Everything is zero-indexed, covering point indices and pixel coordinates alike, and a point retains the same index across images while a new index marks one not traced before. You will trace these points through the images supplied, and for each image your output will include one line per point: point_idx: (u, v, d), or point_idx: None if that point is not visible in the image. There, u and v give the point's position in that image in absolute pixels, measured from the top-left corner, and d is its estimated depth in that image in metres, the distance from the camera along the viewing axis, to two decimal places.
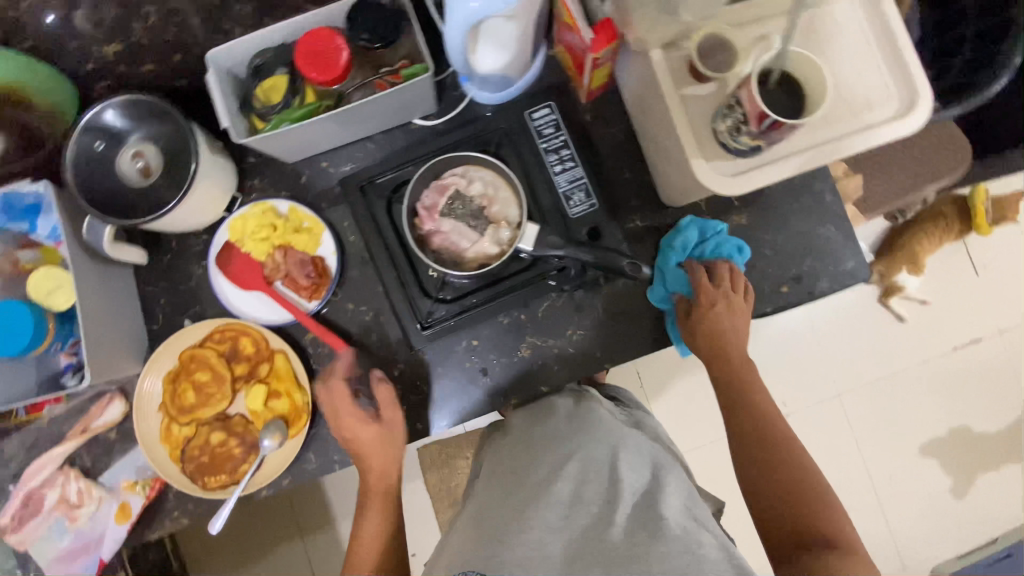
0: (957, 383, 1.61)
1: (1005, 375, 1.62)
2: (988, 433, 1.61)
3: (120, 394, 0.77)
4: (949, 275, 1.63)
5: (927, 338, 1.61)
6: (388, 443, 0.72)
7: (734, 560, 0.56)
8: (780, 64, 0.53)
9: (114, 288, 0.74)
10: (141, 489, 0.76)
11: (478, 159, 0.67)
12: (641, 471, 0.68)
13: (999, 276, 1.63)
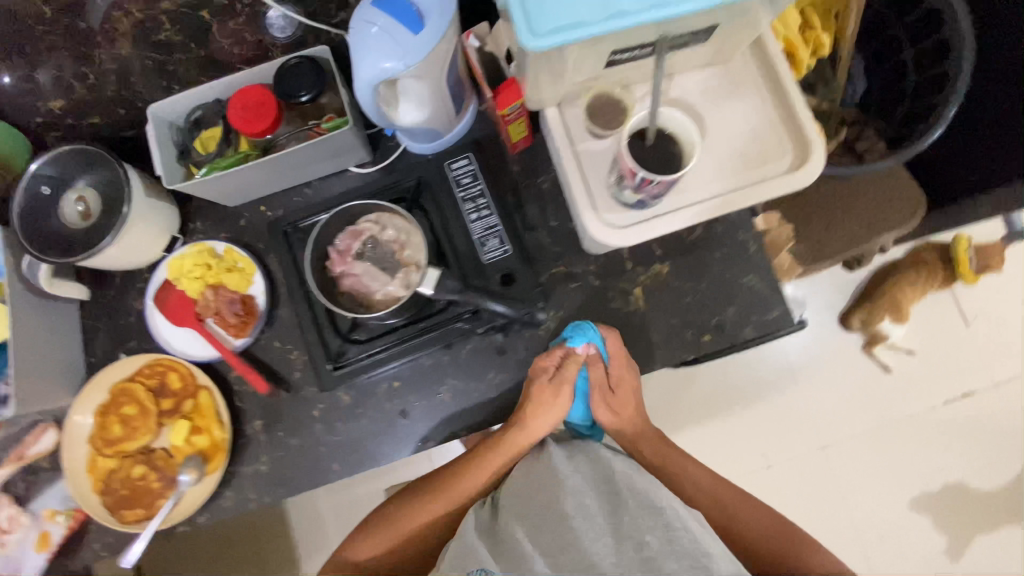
0: (950, 439, 1.53)
1: (1003, 430, 1.53)
2: (987, 492, 1.51)
3: (54, 424, 0.80)
4: (938, 325, 1.57)
5: (916, 389, 1.55)
6: (556, 411, 0.78)
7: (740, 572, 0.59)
8: (653, 124, 0.56)
9: (53, 322, 0.77)
10: (62, 519, 0.79)
11: (391, 208, 0.70)
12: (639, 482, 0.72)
13: (995, 326, 1.56)
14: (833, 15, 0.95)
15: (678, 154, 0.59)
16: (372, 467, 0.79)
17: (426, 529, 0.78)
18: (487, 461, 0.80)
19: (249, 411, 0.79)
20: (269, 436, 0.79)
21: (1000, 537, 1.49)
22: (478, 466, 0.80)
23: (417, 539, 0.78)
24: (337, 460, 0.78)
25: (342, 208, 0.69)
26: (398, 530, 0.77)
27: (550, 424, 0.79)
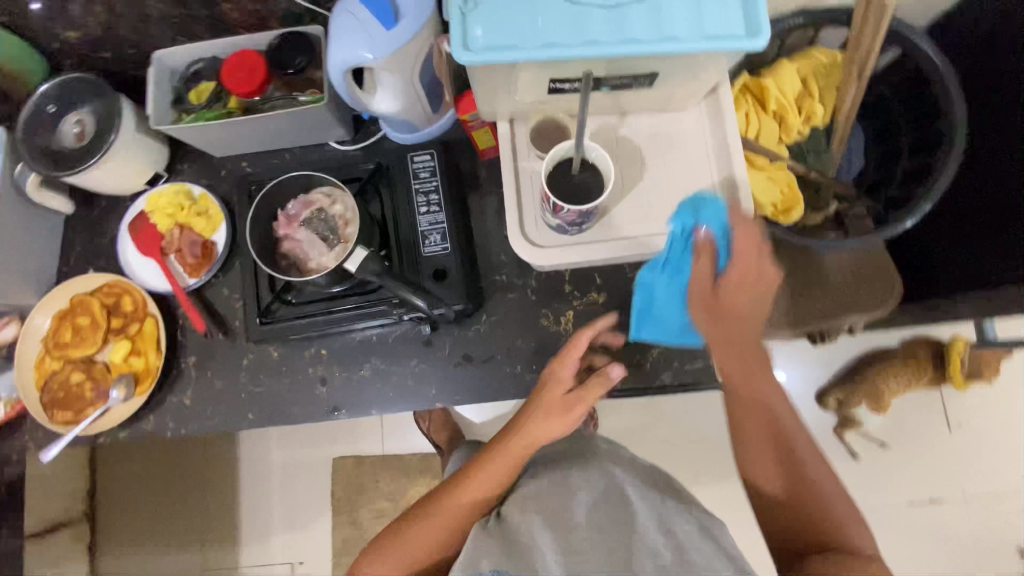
0: (904, 541, 1.47)
1: (959, 544, 1.47)
2: None
3: (17, 319, 0.84)
4: (916, 422, 1.51)
5: (879, 482, 1.49)
6: (565, 418, 0.73)
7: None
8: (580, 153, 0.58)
9: (35, 227, 0.85)
10: (5, 404, 0.86)
11: (342, 185, 0.74)
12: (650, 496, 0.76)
13: (976, 437, 1.50)
14: (834, 88, 0.96)
15: (596, 187, 0.60)
16: (285, 425, 0.83)
17: (423, 557, 0.72)
18: (484, 473, 0.75)
19: (188, 345, 0.85)
20: (199, 373, 0.84)
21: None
22: (476, 483, 0.75)
23: (414, 564, 0.72)
24: (253, 410, 0.82)
25: (295, 175, 0.74)
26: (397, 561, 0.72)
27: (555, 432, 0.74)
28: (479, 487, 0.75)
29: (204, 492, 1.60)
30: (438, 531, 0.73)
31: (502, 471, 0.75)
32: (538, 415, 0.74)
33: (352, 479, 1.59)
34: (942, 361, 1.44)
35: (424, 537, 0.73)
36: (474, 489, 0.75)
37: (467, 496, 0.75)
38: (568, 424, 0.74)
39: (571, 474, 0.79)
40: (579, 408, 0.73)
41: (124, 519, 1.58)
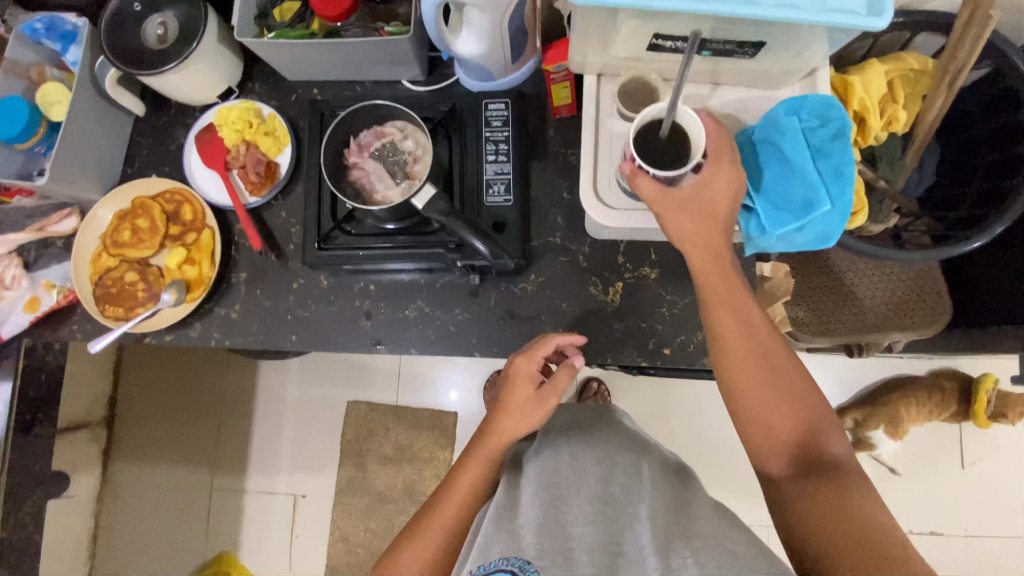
0: None
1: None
2: None
3: (78, 212, 0.88)
4: (931, 453, 1.48)
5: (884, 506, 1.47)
6: (536, 411, 0.72)
7: (768, 558, 0.60)
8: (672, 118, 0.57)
9: (107, 124, 0.86)
10: (56, 292, 0.86)
11: (417, 122, 0.74)
12: (664, 479, 0.75)
13: (986, 477, 1.48)
14: (920, 96, 0.92)
15: (685, 152, 0.59)
16: (325, 353, 0.84)
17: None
18: (465, 475, 0.71)
19: (239, 262, 0.86)
20: (248, 290, 0.86)
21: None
22: (461, 487, 0.71)
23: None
24: (295, 333, 0.84)
25: (375, 103, 0.73)
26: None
27: (523, 428, 0.72)
28: (463, 492, 0.70)
29: (220, 415, 1.67)
30: (432, 552, 0.67)
31: (483, 468, 0.71)
32: (510, 410, 0.72)
33: (363, 423, 1.63)
34: (967, 398, 1.42)
35: (415, 557, 0.67)
36: (460, 499, 0.70)
37: (448, 511, 0.69)
38: (540, 417, 0.72)
39: (587, 452, 0.77)
40: (549, 403, 0.72)
41: None
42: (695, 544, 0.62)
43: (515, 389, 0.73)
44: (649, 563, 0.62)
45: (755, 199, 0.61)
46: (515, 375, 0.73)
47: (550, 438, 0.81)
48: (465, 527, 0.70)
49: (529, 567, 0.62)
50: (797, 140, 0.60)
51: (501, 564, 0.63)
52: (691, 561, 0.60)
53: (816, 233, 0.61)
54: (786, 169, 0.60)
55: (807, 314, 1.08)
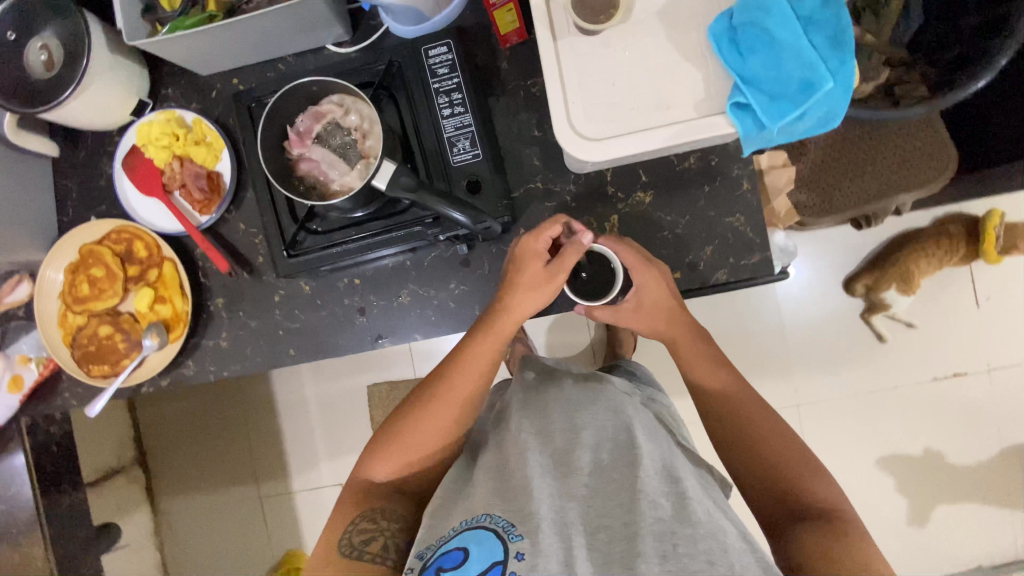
0: (940, 414, 1.45)
1: (999, 413, 1.44)
2: (966, 467, 1.44)
3: (29, 276, 0.81)
4: (956, 299, 1.45)
5: (915, 362, 1.46)
6: (545, 291, 0.70)
7: (758, 557, 0.52)
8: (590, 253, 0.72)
9: (23, 175, 0.77)
10: (36, 366, 0.81)
11: (355, 91, 0.65)
12: (659, 443, 0.64)
13: (1015, 309, 1.44)
14: None
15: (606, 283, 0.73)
16: (327, 358, 0.80)
17: (434, 444, 0.72)
18: (474, 358, 0.71)
19: (212, 287, 0.80)
20: (229, 315, 0.80)
21: (962, 513, 1.44)
22: (469, 368, 0.71)
23: (430, 448, 0.72)
24: (291, 346, 0.80)
25: (302, 82, 0.64)
26: (408, 450, 0.71)
27: (535, 305, 0.70)
28: (472, 369, 0.71)
29: (248, 428, 1.64)
30: (444, 421, 0.71)
31: (494, 347, 0.71)
32: (517, 290, 0.70)
33: (389, 402, 1.58)
34: (974, 236, 1.38)
35: (426, 426, 0.71)
36: (468, 378, 0.71)
37: (463, 382, 0.71)
38: (548, 298, 0.71)
39: (580, 415, 0.68)
40: (557, 280, 0.70)
41: (175, 460, 1.62)
42: (682, 530, 0.53)
43: (529, 262, 0.70)
44: (640, 543, 0.53)
45: (746, 92, 0.54)
46: (523, 255, 0.70)
47: (540, 401, 0.73)
48: (475, 400, 0.73)
49: (512, 530, 0.56)
50: (783, 15, 0.53)
51: (484, 520, 0.58)
52: (680, 551, 0.51)
53: (818, 116, 0.55)
54: (776, 51, 0.53)
55: (796, 198, 1.06)
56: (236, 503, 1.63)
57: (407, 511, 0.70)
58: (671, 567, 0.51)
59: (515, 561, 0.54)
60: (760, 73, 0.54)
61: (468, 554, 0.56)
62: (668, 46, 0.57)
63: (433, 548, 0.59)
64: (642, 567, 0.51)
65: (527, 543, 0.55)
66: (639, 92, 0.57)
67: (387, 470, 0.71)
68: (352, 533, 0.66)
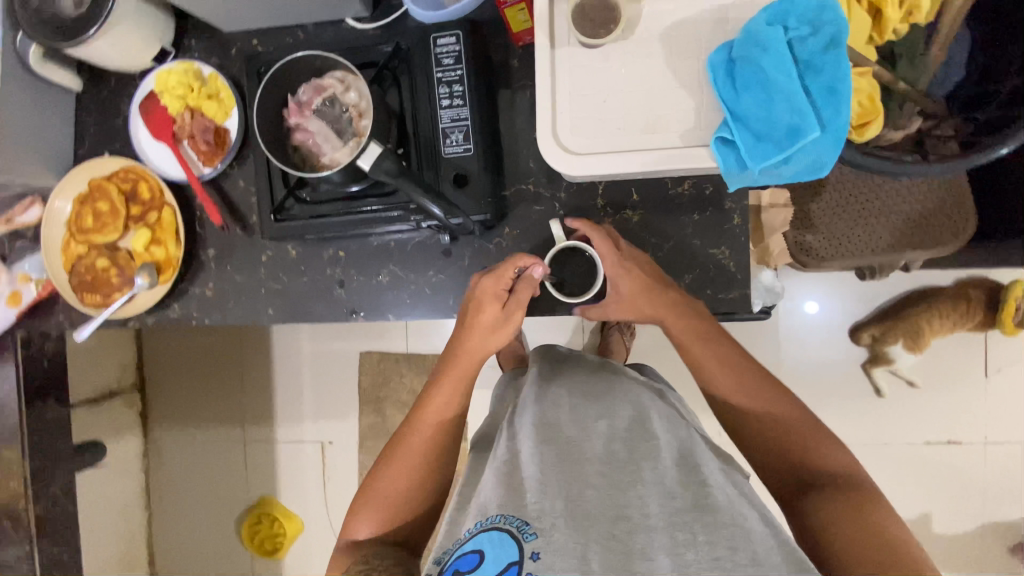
0: (926, 480, 1.41)
1: (990, 490, 1.39)
2: (944, 538, 1.40)
3: (40, 200, 0.85)
4: (967, 366, 1.39)
5: (910, 423, 1.41)
6: (504, 331, 0.72)
7: (782, 540, 0.53)
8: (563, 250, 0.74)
9: (47, 105, 0.81)
10: (35, 285, 0.87)
11: (355, 70, 0.66)
12: (676, 432, 0.66)
13: None
14: None
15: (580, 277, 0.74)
16: (304, 322, 0.83)
17: (414, 492, 0.70)
18: (439, 396, 0.72)
19: (206, 238, 0.84)
20: (219, 266, 0.83)
21: None
22: (430, 412, 0.72)
23: (410, 498, 0.70)
24: (271, 306, 0.83)
25: (306, 55, 0.66)
26: (387, 503, 0.69)
27: (495, 342, 0.72)
28: (437, 411, 0.72)
29: (241, 375, 1.65)
30: (415, 464, 0.70)
31: (456, 387, 0.72)
32: (474, 330, 0.72)
33: (377, 371, 1.58)
34: (993, 305, 1.32)
35: (401, 474, 0.70)
36: (432, 420, 0.72)
37: (430, 423, 0.72)
38: (507, 336, 0.73)
39: (592, 409, 0.68)
40: (513, 320, 0.71)
41: (170, 392, 1.66)
42: (707, 518, 0.55)
43: (490, 303, 0.71)
44: (657, 535, 0.54)
45: (732, 129, 0.53)
46: (481, 297, 0.71)
47: (550, 389, 0.74)
48: (446, 437, 0.72)
49: (527, 529, 0.55)
50: (781, 55, 0.51)
51: (498, 521, 0.56)
52: (700, 538, 0.53)
53: (804, 163, 0.53)
54: (769, 92, 0.52)
55: (799, 239, 1.04)
56: (218, 443, 1.65)
57: (398, 553, 0.65)
58: (692, 556, 0.52)
59: (532, 561, 0.52)
60: (748, 112, 0.53)
61: (485, 556, 0.54)
62: (665, 69, 0.56)
63: (448, 553, 0.57)
64: (660, 558, 0.52)
65: (544, 542, 0.54)
66: (630, 111, 0.57)
67: (370, 527, 0.69)
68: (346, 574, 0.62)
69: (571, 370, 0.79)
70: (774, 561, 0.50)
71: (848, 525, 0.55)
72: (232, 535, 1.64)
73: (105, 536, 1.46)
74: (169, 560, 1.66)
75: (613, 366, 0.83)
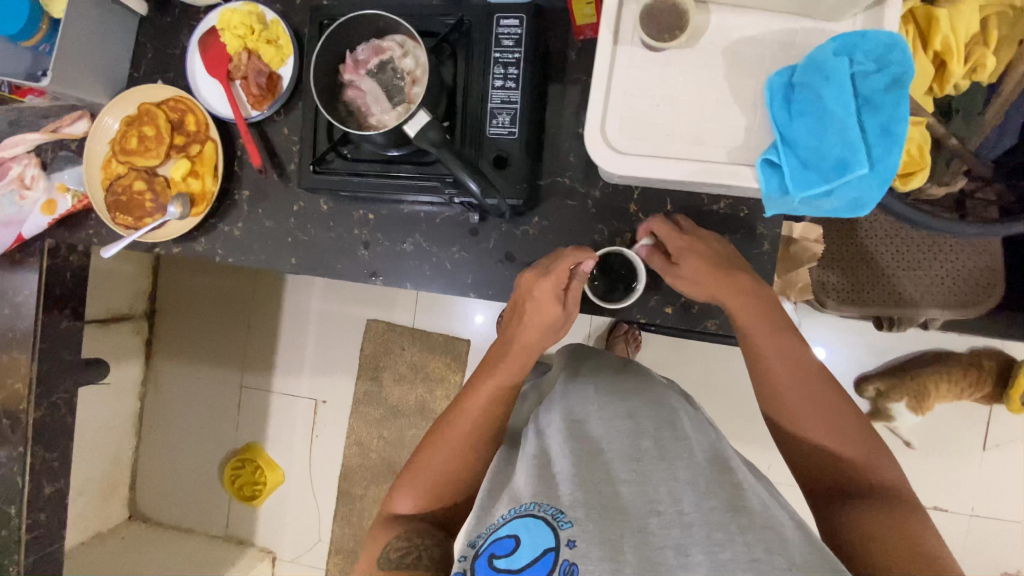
0: None
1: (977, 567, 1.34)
2: None
3: (89, 115, 0.88)
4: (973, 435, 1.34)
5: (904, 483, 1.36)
6: (560, 327, 0.74)
7: (818, 546, 0.52)
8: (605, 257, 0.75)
9: (112, 25, 0.83)
10: (71, 197, 0.88)
11: (416, 36, 0.67)
12: (706, 437, 0.67)
13: None
14: (1017, 42, 0.78)
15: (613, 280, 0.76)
16: (323, 277, 0.84)
17: (457, 479, 0.69)
18: (487, 384, 0.72)
19: (243, 179, 0.85)
20: (250, 208, 0.85)
21: None
22: (474, 402, 0.71)
23: (455, 483, 0.69)
24: (294, 256, 0.84)
25: (372, 14, 0.67)
26: (430, 487, 0.68)
27: (547, 334, 0.73)
28: (486, 401, 0.71)
29: (247, 320, 1.66)
30: (458, 453, 0.69)
31: (504, 379, 0.72)
32: (533, 326, 0.72)
33: (380, 340, 1.59)
34: (1004, 378, 1.29)
35: (444, 455, 0.69)
36: (477, 410, 0.71)
37: (473, 412, 0.71)
38: (561, 331, 0.75)
39: (620, 406, 0.70)
40: (569, 316, 0.74)
41: (176, 327, 1.69)
42: (740, 519, 0.55)
43: (555, 299, 0.71)
44: (693, 531, 0.55)
45: (779, 153, 0.53)
46: (540, 298, 0.71)
47: (578, 382, 0.76)
48: (493, 427, 0.71)
49: (563, 517, 0.57)
50: (843, 87, 0.51)
51: (533, 508, 0.58)
52: (736, 539, 0.53)
53: (846, 199, 0.53)
54: (825, 122, 0.52)
55: (820, 276, 1.03)
56: (215, 384, 1.67)
57: (438, 534, 0.66)
58: (729, 554, 0.52)
59: (569, 548, 0.55)
60: (799, 139, 0.53)
61: (521, 542, 0.56)
62: (723, 83, 0.57)
63: (481, 537, 0.58)
64: (696, 554, 0.53)
65: (579, 531, 0.56)
66: (680, 119, 0.57)
67: (410, 503, 0.68)
68: (390, 551, 0.64)
69: (607, 366, 0.81)
70: (811, 564, 0.50)
71: (890, 537, 0.56)
72: (212, 474, 1.67)
73: (91, 453, 1.50)
74: (148, 488, 1.69)
75: (639, 365, 0.83)
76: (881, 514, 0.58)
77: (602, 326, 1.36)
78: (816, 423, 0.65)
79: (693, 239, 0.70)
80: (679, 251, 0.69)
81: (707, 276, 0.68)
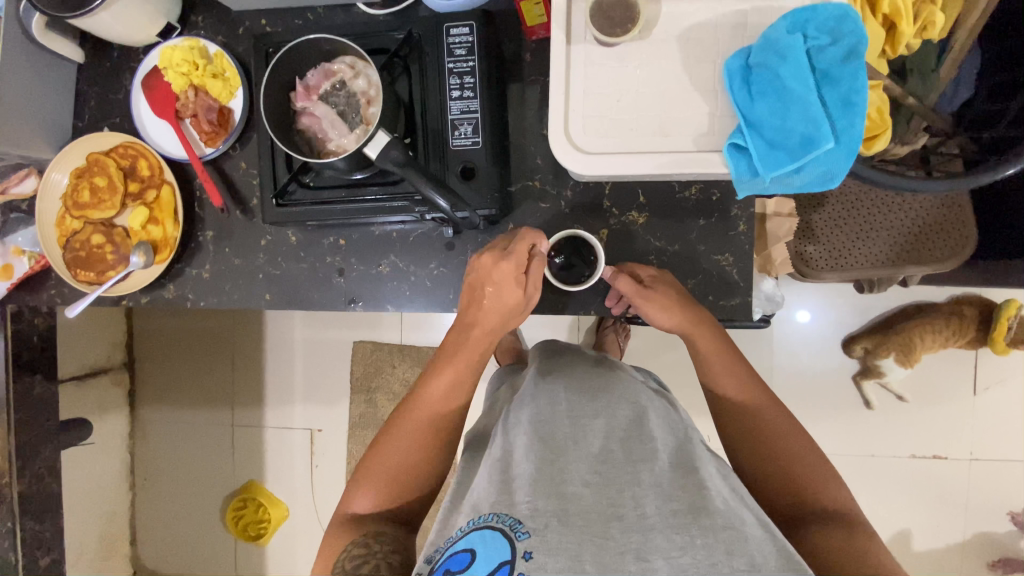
0: (921, 496, 1.38)
1: (983, 509, 1.36)
2: (934, 554, 1.37)
3: (36, 172, 0.84)
4: (965, 382, 1.36)
5: (903, 436, 1.38)
6: (521, 312, 0.71)
7: (780, 544, 0.51)
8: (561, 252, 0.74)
9: (48, 75, 0.79)
10: (28, 258, 0.84)
11: (366, 56, 0.65)
12: (671, 434, 0.66)
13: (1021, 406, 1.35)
14: None
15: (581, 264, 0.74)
16: (296, 310, 0.82)
17: (419, 467, 0.70)
18: (445, 374, 0.71)
19: (205, 219, 0.82)
20: (216, 248, 0.82)
21: None
22: (436, 388, 0.71)
23: (414, 476, 0.69)
24: (267, 291, 0.82)
25: (317, 39, 0.65)
26: (389, 479, 0.69)
27: (502, 319, 0.71)
28: (447, 387, 0.71)
29: (232, 356, 1.62)
30: (420, 439, 0.70)
31: (468, 364, 0.71)
32: (493, 310, 0.70)
33: (370, 362, 1.57)
34: (986, 324, 1.30)
35: (404, 448, 0.69)
36: (436, 400, 0.71)
37: (431, 408, 0.71)
38: (521, 317, 0.72)
39: (587, 405, 0.68)
40: (531, 298, 0.72)
41: (158, 372, 1.64)
42: (703, 521, 0.52)
43: (499, 268, 0.68)
44: (654, 535, 0.52)
45: (745, 136, 0.53)
46: (501, 280, 0.69)
47: (545, 383, 0.75)
48: (451, 417, 0.72)
49: (519, 528, 0.52)
50: (799, 64, 0.51)
51: (491, 520, 0.54)
52: (697, 541, 0.50)
53: (816, 173, 0.53)
54: (786, 101, 0.51)
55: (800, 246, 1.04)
56: (208, 425, 1.63)
57: (393, 536, 0.64)
58: (690, 559, 0.49)
59: (525, 561, 0.50)
60: (760, 124, 0.53)
61: (476, 555, 0.52)
62: (682, 72, 0.56)
63: (439, 552, 0.56)
64: (656, 560, 0.50)
65: (538, 542, 0.51)
66: (644, 113, 0.56)
67: (370, 501, 0.68)
68: (346, 557, 0.60)
69: (577, 364, 0.80)
70: (773, 565, 0.48)
71: (848, 556, 0.54)
72: (215, 517, 1.62)
73: (86, 515, 1.44)
74: (151, 542, 1.64)
75: (621, 366, 0.83)
76: (839, 538, 0.56)
77: (590, 321, 1.36)
78: (790, 424, 0.67)
79: (662, 271, 0.74)
80: (652, 279, 0.72)
81: (671, 294, 0.71)
